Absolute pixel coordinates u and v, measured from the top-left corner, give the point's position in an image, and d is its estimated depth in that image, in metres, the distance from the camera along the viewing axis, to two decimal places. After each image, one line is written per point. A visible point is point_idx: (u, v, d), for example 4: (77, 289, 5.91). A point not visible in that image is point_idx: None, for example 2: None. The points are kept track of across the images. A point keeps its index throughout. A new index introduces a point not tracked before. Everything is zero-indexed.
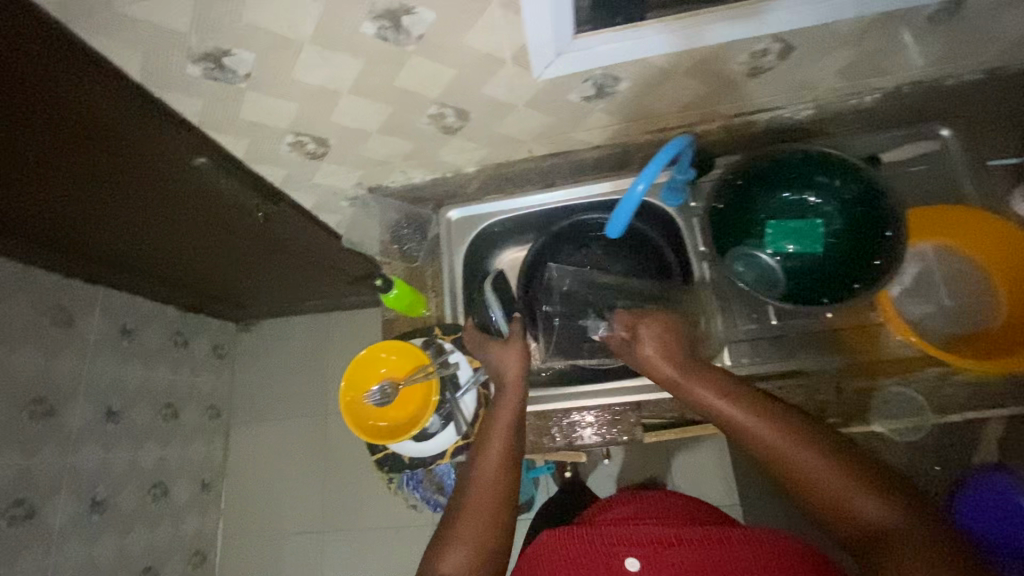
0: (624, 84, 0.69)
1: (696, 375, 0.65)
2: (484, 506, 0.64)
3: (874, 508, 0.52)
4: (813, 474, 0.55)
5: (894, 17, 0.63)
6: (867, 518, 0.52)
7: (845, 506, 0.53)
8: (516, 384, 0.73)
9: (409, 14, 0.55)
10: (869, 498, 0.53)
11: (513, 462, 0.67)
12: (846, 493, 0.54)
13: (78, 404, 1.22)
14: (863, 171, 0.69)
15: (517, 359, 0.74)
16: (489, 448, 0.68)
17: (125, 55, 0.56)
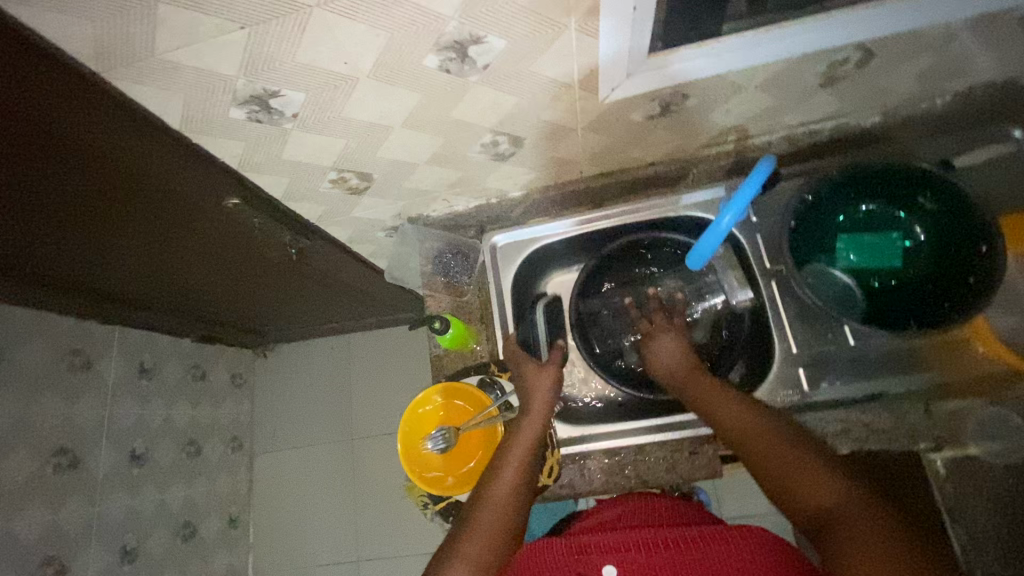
0: (691, 101, 0.65)
1: (687, 368, 0.70)
2: (491, 528, 0.60)
3: (826, 490, 0.55)
4: (773, 459, 0.59)
5: (985, 19, 0.59)
6: (821, 500, 0.54)
7: (798, 488, 0.56)
8: (541, 410, 0.69)
9: (477, 43, 0.50)
10: (824, 480, 0.55)
11: (527, 487, 0.65)
12: (800, 475, 0.56)
13: (102, 450, 1.16)
14: (944, 180, 0.64)
15: (549, 388, 0.71)
16: (505, 473, 0.65)
17: (166, 101, 0.51)
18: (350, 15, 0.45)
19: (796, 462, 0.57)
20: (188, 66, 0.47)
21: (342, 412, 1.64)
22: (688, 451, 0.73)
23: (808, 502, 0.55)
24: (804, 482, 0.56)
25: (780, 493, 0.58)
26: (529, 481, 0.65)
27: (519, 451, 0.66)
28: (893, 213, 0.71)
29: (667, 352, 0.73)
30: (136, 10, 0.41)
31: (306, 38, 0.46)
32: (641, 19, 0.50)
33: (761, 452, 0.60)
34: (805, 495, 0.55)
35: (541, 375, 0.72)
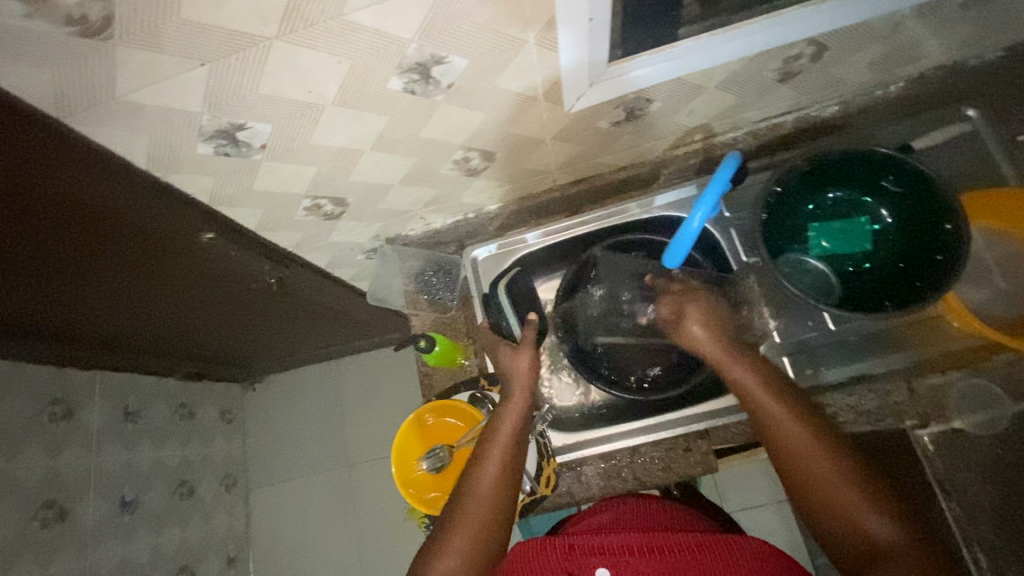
0: (655, 105, 0.66)
1: (739, 361, 0.64)
2: (480, 515, 0.60)
3: (890, 531, 0.52)
4: (831, 485, 0.55)
5: (927, 7, 0.61)
6: (880, 539, 0.52)
7: (859, 524, 0.53)
8: (521, 395, 0.69)
9: (439, 64, 0.51)
10: (886, 520, 0.52)
11: (514, 469, 0.64)
12: (861, 510, 0.53)
13: (90, 500, 1.13)
14: (905, 161, 0.67)
15: (527, 371, 0.71)
16: (489, 459, 0.64)
17: (131, 142, 0.51)
18: (311, 45, 0.45)
19: (856, 496, 0.54)
20: (151, 105, 0.47)
21: (336, 438, 1.62)
22: (682, 449, 0.74)
23: (866, 539, 0.52)
24: (864, 518, 0.53)
25: (832, 524, 0.55)
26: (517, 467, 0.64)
27: (504, 436, 0.66)
28: (859, 198, 0.73)
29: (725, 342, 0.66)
30: (94, 54, 0.41)
31: (267, 71, 0.47)
32: (598, 29, 0.51)
33: (821, 476, 0.55)
34: (864, 532, 0.52)
35: (519, 366, 0.71)
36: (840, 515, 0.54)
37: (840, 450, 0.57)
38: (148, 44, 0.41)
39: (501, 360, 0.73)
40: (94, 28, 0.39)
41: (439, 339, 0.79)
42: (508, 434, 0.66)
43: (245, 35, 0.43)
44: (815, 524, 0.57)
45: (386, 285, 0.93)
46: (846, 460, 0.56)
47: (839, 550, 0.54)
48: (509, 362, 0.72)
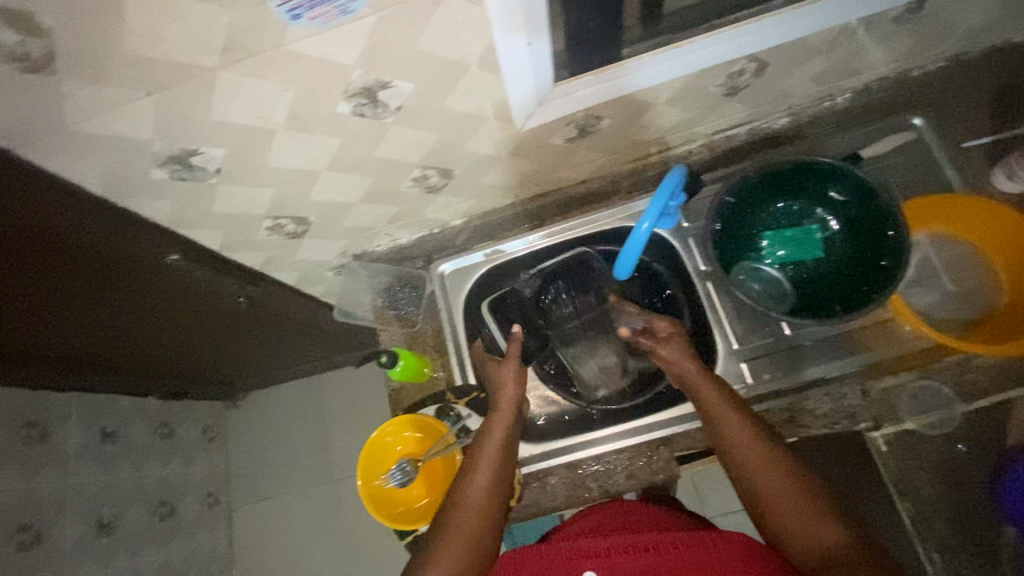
0: (606, 122, 0.68)
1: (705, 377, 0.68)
2: (473, 523, 0.61)
3: (829, 536, 0.55)
4: (777, 495, 0.58)
5: (863, 23, 0.63)
6: (818, 544, 0.55)
7: (801, 530, 0.56)
8: (511, 405, 0.71)
9: (385, 88, 0.52)
10: (826, 526, 0.55)
11: (505, 476, 0.66)
12: (803, 517, 0.56)
13: (66, 523, 1.12)
14: (848, 171, 0.69)
15: (515, 381, 0.73)
16: (480, 471, 0.65)
17: (85, 170, 0.52)
18: (255, 74, 0.47)
19: (800, 504, 0.57)
20: (101, 134, 0.48)
21: (320, 454, 1.62)
22: (644, 457, 0.75)
23: (809, 544, 0.55)
24: (805, 524, 0.56)
25: (778, 530, 0.58)
26: (507, 477, 0.66)
27: (495, 444, 0.68)
28: (808, 206, 0.76)
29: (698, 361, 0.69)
30: (39, 88, 0.42)
31: (215, 99, 0.48)
32: (537, 52, 0.53)
33: (769, 485, 0.59)
34: (805, 538, 0.56)
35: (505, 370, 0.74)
36: (784, 522, 0.57)
37: (788, 461, 0.60)
38: (91, 77, 0.42)
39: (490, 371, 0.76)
40: (38, 64, 0.40)
41: (402, 355, 0.77)
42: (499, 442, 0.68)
43: (188, 67, 0.44)
44: (765, 531, 0.60)
45: (355, 300, 0.92)
46: (792, 469, 0.59)
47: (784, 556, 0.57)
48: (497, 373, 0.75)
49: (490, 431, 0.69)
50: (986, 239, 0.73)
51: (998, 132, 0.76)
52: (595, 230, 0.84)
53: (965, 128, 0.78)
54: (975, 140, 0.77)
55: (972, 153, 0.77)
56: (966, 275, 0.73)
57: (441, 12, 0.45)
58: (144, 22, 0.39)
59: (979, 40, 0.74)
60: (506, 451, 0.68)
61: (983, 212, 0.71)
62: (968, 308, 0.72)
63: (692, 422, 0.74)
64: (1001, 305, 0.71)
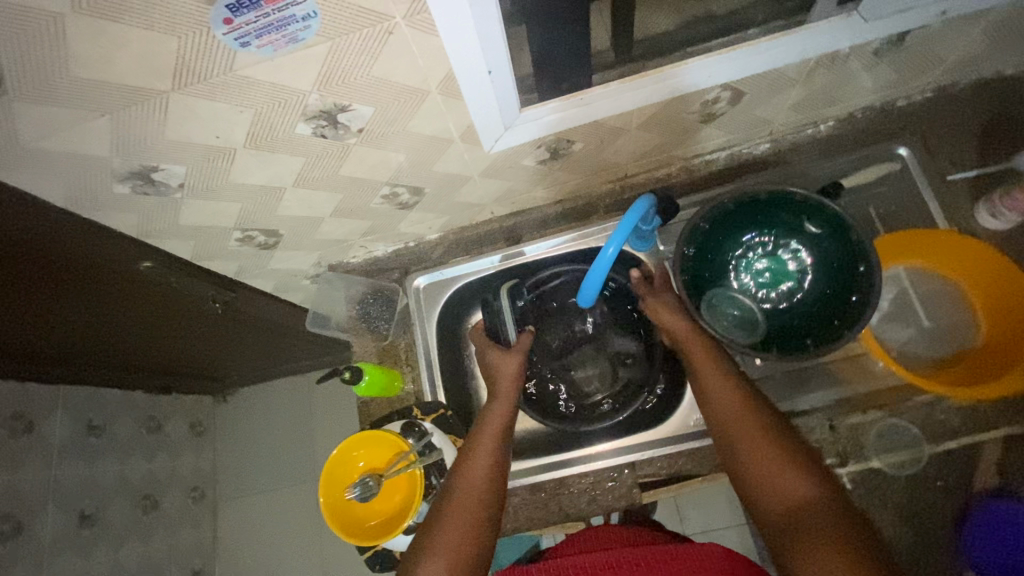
0: (577, 145, 0.68)
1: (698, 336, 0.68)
2: (466, 510, 0.60)
3: (808, 489, 0.53)
4: (757, 449, 0.57)
5: (842, 55, 0.62)
6: (797, 497, 0.53)
7: (780, 484, 0.55)
8: (506, 402, 0.71)
9: (345, 111, 0.52)
10: (804, 478, 0.54)
11: (501, 466, 0.65)
12: (781, 469, 0.55)
13: (48, 515, 1.13)
14: (824, 204, 0.67)
15: (515, 372, 0.73)
16: (477, 460, 0.64)
17: (45, 184, 0.52)
18: (209, 97, 0.47)
19: (780, 458, 0.56)
20: (59, 152, 0.49)
21: (305, 452, 1.63)
22: (608, 482, 0.74)
23: (786, 498, 0.54)
24: (783, 477, 0.55)
25: (755, 486, 0.56)
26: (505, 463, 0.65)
27: (490, 436, 0.67)
28: (781, 240, 0.75)
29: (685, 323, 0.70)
30: None
31: (171, 119, 0.48)
32: (499, 79, 0.53)
33: (750, 443, 0.58)
34: (783, 491, 0.54)
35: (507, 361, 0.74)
36: (761, 478, 0.56)
37: (769, 420, 0.59)
38: (43, 97, 0.42)
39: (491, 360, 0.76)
40: None
41: (367, 370, 0.77)
42: (495, 436, 0.67)
43: (139, 90, 0.44)
44: (741, 491, 0.58)
45: (329, 307, 0.92)
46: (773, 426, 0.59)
47: (760, 514, 0.56)
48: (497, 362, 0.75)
49: (485, 423, 0.69)
50: (963, 276, 0.71)
51: (982, 166, 0.75)
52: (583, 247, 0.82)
53: (950, 160, 0.76)
54: (960, 173, 0.75)
55: (956, 185, 0.75)
56: (942, 313, 0.72)
57: (395, 41, 0.45)
58: (90, 48, 0.39)
59: (964, 72, 0.73)
60: (502, 443, 0.67)
61: (958, 251, 0.69)
62: (943, 347, 0.71)
63: (659, 448, 0.73)
64: (977, 346, 0.69)
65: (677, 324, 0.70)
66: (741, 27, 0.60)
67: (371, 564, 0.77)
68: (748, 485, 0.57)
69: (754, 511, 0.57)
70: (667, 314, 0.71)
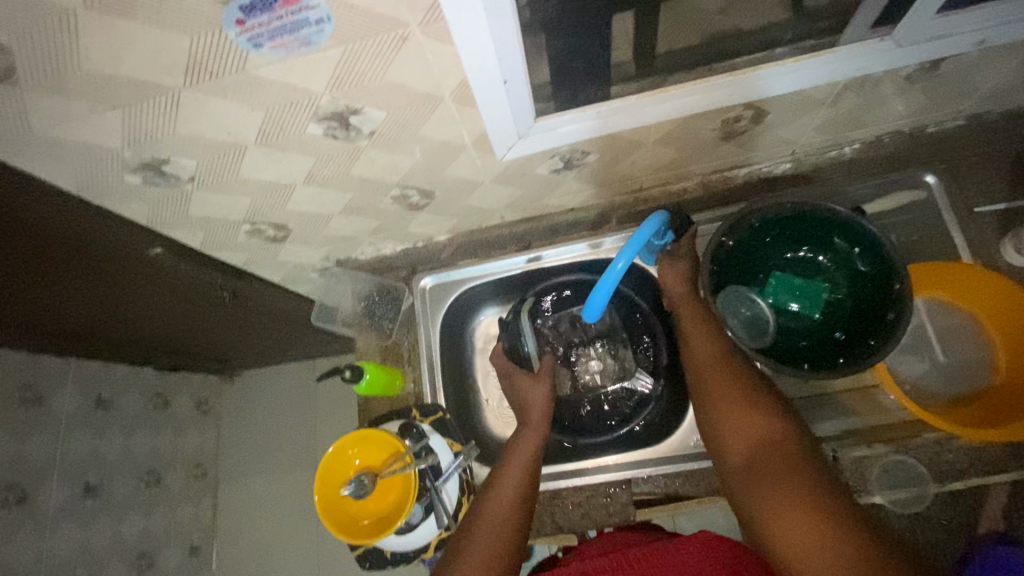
0: (592, 157, 0.67)
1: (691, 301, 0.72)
2: (486, 556, 0.57)
3: (767, 427, 0.57)
4: (726, 396, 0.61)
5: (871, 80, 0.59)
6: (756, 435, 0.57)
7: (742, 424, 0.58)
8: (529, 449, 0.69)
9: (357, 114, 0.52)
10: (764, 419, 0.58)
11: (525, 503, 0.63)
12: (748, 413, 0.59)
13: (53, 484, 1.15)
14: (878, 239, 0.64)
15: (545, 401, 0.73)
16: (502, 489, 0.64)
17: (57, 171, 0.52)
18: (220, 94, 0.46)
19: (745, 402, 0.60)
20: (71, 141, 0.49)
21: (306, 438, 1.64)
22: (603, 498, 0.74)
23: (746, 436, 0.57)
24: (744, 418, 0.59)
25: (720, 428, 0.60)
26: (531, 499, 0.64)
27: (513, 480, 0.65)
28: (828, 264, 0.73)
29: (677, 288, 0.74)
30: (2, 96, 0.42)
31: (183, 115, 0.48)
32: (514, 88, 0.52)
33: (723, 391, 0.62)
34: (744, 430, 0.58)
35: (535, 387, 0.75)
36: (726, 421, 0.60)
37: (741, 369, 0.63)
38: (55, 88, 0.42)
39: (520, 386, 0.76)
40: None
41: (368, 369, 0.77)
42: (519, 481, 0.65)
43: (151, 85, 0.44)
44: (709, 432, 0.62)
45: (334, 302, 0.92)
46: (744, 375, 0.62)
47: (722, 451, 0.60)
48: (527, 390, 0.75)
49: (509, 467, 0.67)
50: (989, 314, 0.68)
51: (1012, 200, 0.72)
52: (596, 257, 0.82)
53: (978, 191, 0.74)
54: (988, 206, 0.73)
55: (983, 218, 0.72)
56: (960, 348, 0.70)
57: (409, 47, 0.44)
58: (102, 44, 0.39)
59: (1000, 101, 0.70)
60: (526, 487, 0.65)
61: (987, 287, 0.66)
62: (960, 384, 0.69)
63: (657, 466, 0.73)
64: (995, 385, 0.67)
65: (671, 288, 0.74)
66: (769, 45, 0.58)
67: (361, 562, 0.78)
68: (715, 429, 0.61)
69: (718, 449, 0.60)
70: (665, 280, 0.74)
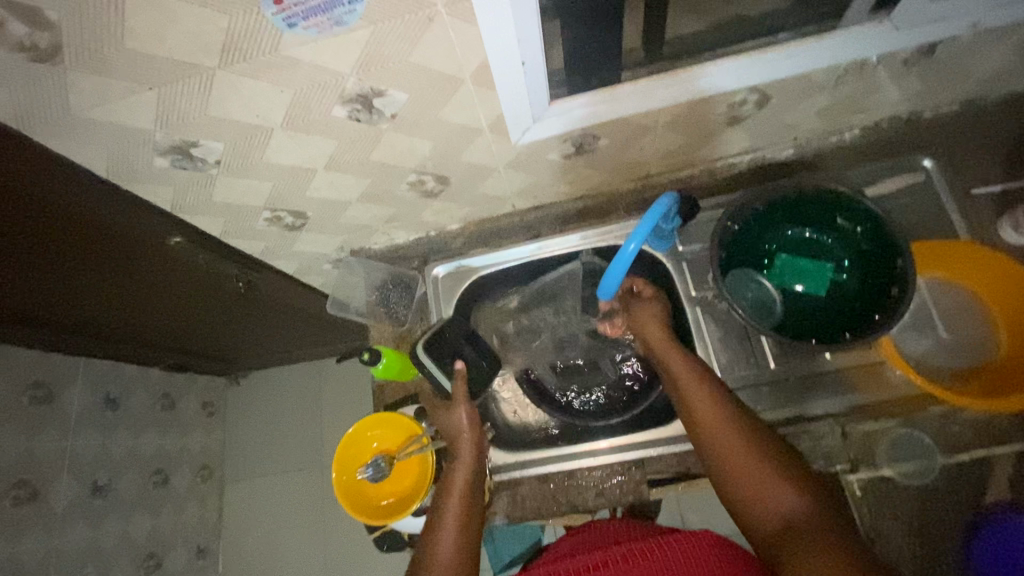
0: (602, 142, 0.69)
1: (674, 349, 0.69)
2: None
3: (796, 505, 0.55)
4: (741, 462, 0.59)
5: (872, 63, 0.62)
6: (785, 514, 0.55)
7: (766, 495, 0.56)
8: (461, 487, 0.66)
9: (380, 96, 0.54)
10: (791, 492, 0.56)
11: (471, 535, 0.63)
12: (766, 484, 0.57)
13: (63, 482, 1.15)
14: (881, 218, 0.66)
15: (468, 424, 0.71)
16: (445, 521, 0.63)
17: (90, 154, 0.54)
18: (252, 75, 0.48)
19: (764, 471, 0.57)
20: (105, 122, 0.51)
21: (313, 437, 1.65)
22: (616, 477, 0.75)
23: (775, 513, 0.55)
24: (769, 492, 0.56)
25: (743, 503, 0.58)
26: (475, 526, 0.64)
27: (452, 527, 0.62)
28: (832, 244, 0.75)
29: (660, 334, 0.71)
30: (46, 75, 0.44)
31: (214, 96, 0.50)
32: (531, 70, 0.54)
33: (732, 453, 0.59)
34: (771, 509, 0.56)
35: (456, 412, 0.72)
36: (752, 498, 0.57)
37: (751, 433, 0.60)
38: (98, 68, 0.44)
39: (440, 414, 0.73)
40: (44, 54, 0.42)
41: (385, 353, 0.78)
42: (459, 511, 0.64)
43: (187, 65, 0.46)
44: (735, 506, 0.59)
45: (348, 292, 0.95)
46: (756, 437, 0.60)
47: (752, 530, 0.57)
48: (448, 416, 0.73)
49: (446, 507, 0.64)
50: (990, 291, 0.70)
51: (1006, 181, 0.75)
52: (605, 244, 0.84)
53: (974, 173, 0.76)
54: (985, 188, 0.75)
55: (980, 200, 0.75)
56: (963, 325, 0.71)
57: (435, 28, 0.46)
58: (144, 23, 0.41)
59: (993, 86, 0.73)
60: (469, 521, 0.63)
61: (991, 264, 0.68)
62: (964, 359, 0.70)
63: (668, 446, 0.74)
64: (997, 358, 0.69)
65: (652, 334, 0.71)
66: (772, 31, 0.61)
67: (379, 545, 0.79)
68: (739, 502, 0.58)
69: (746, 528, 0.58)
70: (644, 324, 0.73)
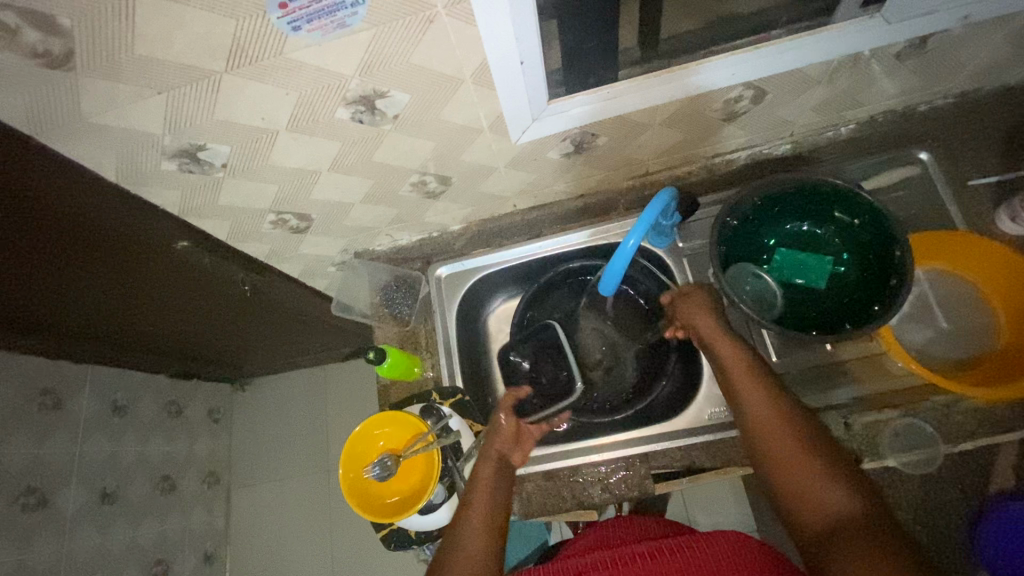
0: (601, 139, 0.70)
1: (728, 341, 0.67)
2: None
3: (844, 506, 0.51)
4: (787, 457, 0.56)
5: (864, 57, 0.63)
6: (832, 514, 0.51)
7: (812, 495, 0.53)
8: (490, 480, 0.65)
9: (383, 97, 0.55)
10: (840, 491, 0.52)
11: (498, 525, 0.60)
12: (812, 484, 0.53)
13: (71, 489, 1.16)
14: (877, 209, 0.67)
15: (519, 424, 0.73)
16: (474, 508, 0.61)
17: (100, 158, 0.55)
18: (258, 78, 0.49)
19: (808, 467, 0.54)
20: (114, 126, 0.52)
21: (319, 441, 1.65)
22: (620, 472, 0.75)
23: (822, 513, 0.52)
24: (817, 490, 0.53)
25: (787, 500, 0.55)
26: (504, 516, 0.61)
27: (484, 510, 0.61)
28: (830, 238, 0.76)
29: (714, 325, 0.69)
30: (57, 80, 0.45)
31: (221, 99, 0.51)
32: (530, 70, 0.55)
33: (778, 447, 0.57)
34: (817, 509, 0.52)
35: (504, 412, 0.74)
36: (792, 490, 0.55)
37: (806, 426, 0.58)
38: (109, 74, 0.46)
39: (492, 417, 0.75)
40: (57, 60, 0.43)
41: (390, 353, 0.78)
42: (489, 500, 0.62)
43: (195, 69, 0.47)
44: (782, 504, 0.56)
45: (352, 294, 0.96)
46: (807, 434, 0.57)
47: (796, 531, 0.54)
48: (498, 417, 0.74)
49: (477, 496, 0.63)
50: (990, 280, 0.70)
51: (1003, 173, 0.76)
52: (609, 242, 0.85)
53: (971, 165, 0.77)
54: (981, 178, 0.76)
55: (977, 190, 0.76)
56: (963, 315, 0.72)
57: (435, 29, 0.47)
58: (153, 27, 0.42)
59: (986, 78, 0.74)
60: (500, 511, 0.62)
61: (989, 253, 0.69)
62: (965, 348, 0.71)
63: (674, 440, 0.74)
64: (999, 347, 0.69)
65: (704, 326, 0.69)
66: (764, 28, 0.62)
67: (385, 544, 0.80)
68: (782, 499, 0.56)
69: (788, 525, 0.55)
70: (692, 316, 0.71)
